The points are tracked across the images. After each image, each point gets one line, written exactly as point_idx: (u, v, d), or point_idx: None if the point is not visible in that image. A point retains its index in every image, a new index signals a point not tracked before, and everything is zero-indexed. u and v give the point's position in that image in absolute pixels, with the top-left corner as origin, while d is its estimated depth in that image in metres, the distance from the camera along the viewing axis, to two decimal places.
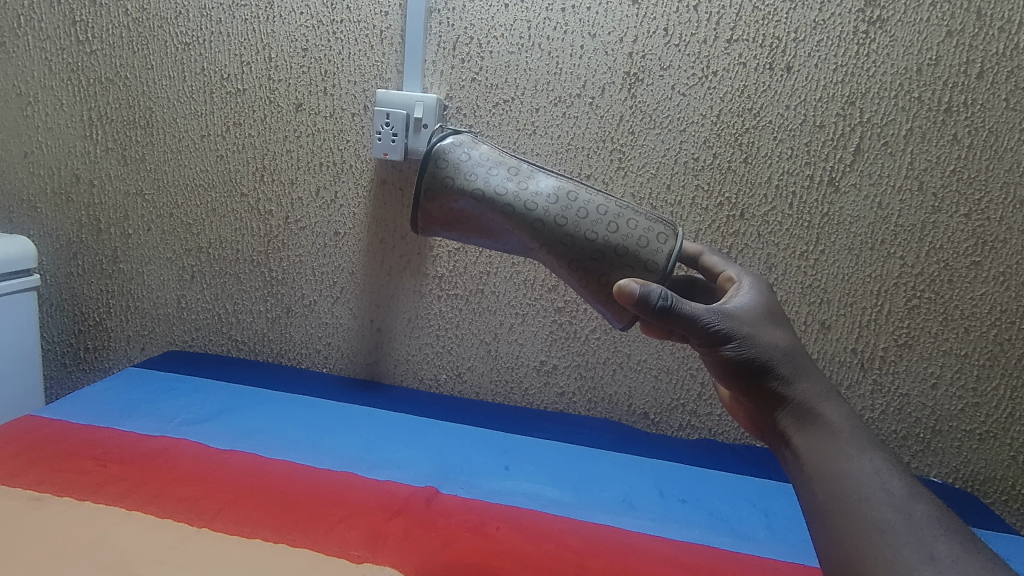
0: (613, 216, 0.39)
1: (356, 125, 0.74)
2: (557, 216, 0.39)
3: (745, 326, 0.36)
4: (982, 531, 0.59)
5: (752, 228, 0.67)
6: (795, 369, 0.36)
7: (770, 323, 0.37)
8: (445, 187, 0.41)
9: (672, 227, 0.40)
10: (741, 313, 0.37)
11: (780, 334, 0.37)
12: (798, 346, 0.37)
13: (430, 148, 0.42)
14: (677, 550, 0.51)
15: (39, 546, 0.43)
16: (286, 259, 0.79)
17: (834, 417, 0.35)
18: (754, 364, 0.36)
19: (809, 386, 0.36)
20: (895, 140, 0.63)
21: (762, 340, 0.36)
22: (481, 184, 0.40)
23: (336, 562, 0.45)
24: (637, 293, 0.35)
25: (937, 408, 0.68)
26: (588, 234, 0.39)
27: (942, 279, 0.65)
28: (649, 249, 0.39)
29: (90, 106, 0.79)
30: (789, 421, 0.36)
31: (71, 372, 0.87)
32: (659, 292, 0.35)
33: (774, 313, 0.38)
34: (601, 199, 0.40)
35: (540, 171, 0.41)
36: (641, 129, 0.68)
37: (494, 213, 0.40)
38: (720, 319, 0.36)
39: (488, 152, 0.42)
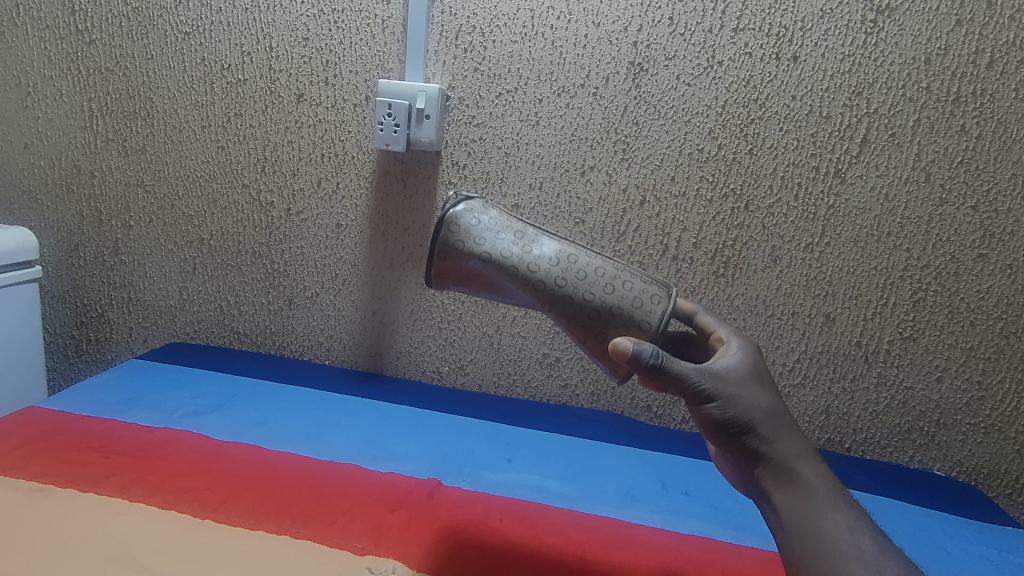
0: (610, 277, 0.40)
1: (358, 116, 0.73)
2: (557, 278, 0.40)
3: (730, 385, 0.38)
4: (984, 523, 0.59)
5: (758, 221, 0.67)
6: (777, 429, 0.38)
7: (754, 383, 0.39)
8: (454, 249, 0.42)
9: (667, 288, 0.40)
10: (726, 372, 0.38)
11: (764, 396, 0.38)
12: (779, 407, 0.39)
13: (441, 214, 0.42)
14: (679, 543, 0.51)
15: (44, 537, 0.44)
16: (288, 251, 0.78)
17: (810, 477, 0.37)
18: (737, 423, 0.37)
19: (788, 446, 0.38)
20: (903, 131, 0.63)
21: (746, 399, 0.38)
22: (487, 247, 0.41)
23: (339, 554, 0.45)
24: (630, 351, 0.36)
25: (942, 401, 0.67)
26: (586, 294, 0.40)
27: (948, 272, 0.64)
28: (643, 310, 0.39)
29: (90, 97, 0.79)
30: (770, 480, 0.37)
31: (73, 364, 0.87)
32: (652, 350, 0.36)
33: (760, 372, 0.40)
34: (600, 261, 0.41)
35: (545, 235, 0.42)
36: (646, 120, 0.67)
37: (499, 274, 0.41)
38: (706, 379, 0.37)
39: (496, 215, 0.42)
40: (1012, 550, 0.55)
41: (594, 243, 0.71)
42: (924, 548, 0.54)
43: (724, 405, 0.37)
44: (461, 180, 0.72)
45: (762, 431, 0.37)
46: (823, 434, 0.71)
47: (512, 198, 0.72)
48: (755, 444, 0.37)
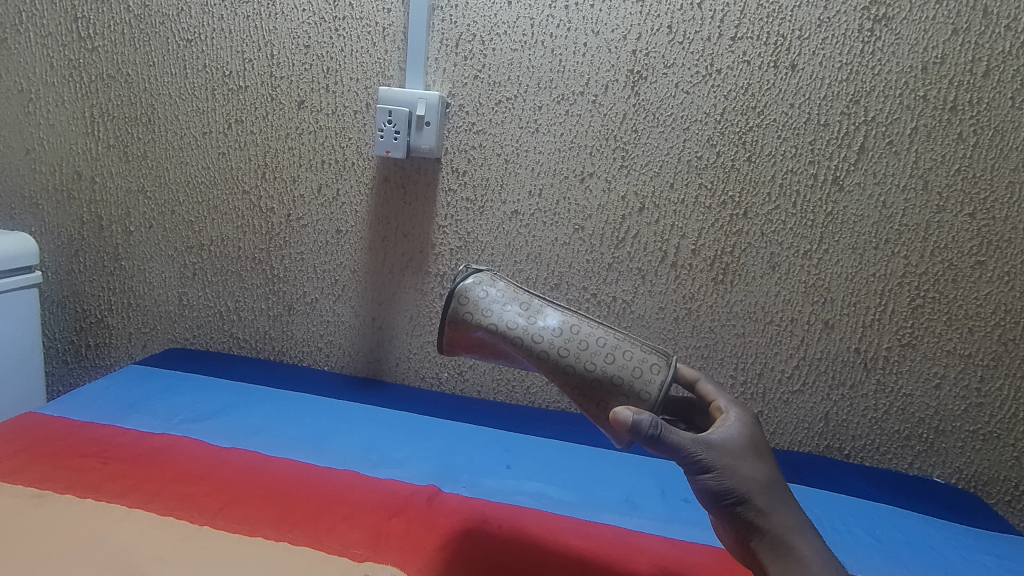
0: (611, 347, 0.42)
1: (359, 123, 0.74)
2: (560, 348, 0.42)
3: (727, 457, 0.40)
4: (983, 531, 0.59)
5: (756, 227, 0.67)
6: (772, 500, 0.40)
7: (750, 454, 0.41)
8: (464, 320, 0.45)
9: (665, 357, 0.43)
10: (723, 443, 0.41)
11: (759, 467, 0.41)
12: (774, 478, 0.41)
13: (452, 287, 0.45)
14: (679, 550, 0.51)
15: (42, 544, 0.43)
16: (288, 257, 0.79)
17: (806, 551, 0.39)
18: (733, 495, 0.40)
19: (783, 519, 0.40)
20: (900, 139, 0.63)
21: (742, 472, 0.40)
22: (494, 318, 0.44)
23: (338, 561, 0.45)
24: (629, 421, 0.38)
25: (941, 408, 0.67)
26: (588, 364, 0.42)
27: (946, 278, 0.65)
28: (643, 379, 0.41)
29: (92, 103, 0.79)
30: (766, 552, 0.40)
31: (72, 369, 0.87)
32: (650, 420, 0.38)
33: (757, 443, 0.42)
34: (601, 332, 0.43)
35: (549, 307, 0.45)
36: (645, 128, 0.68)
37: (506, 344, 0.44)
38: (703, 450, 0.40)
39: (503, 287, 0.45)
40: (1012, 557, 0.55)
41: (594, 249, 0.71)
42: (925, 556, 0.53)
43: (721, 477, 0.40)
44: (461, 187, 0.73)
45: (758, 502, 0.40)
46: (823, 441, 0.71)
47: (512, 205, 0.72)
48: (752, 515, 0.40)
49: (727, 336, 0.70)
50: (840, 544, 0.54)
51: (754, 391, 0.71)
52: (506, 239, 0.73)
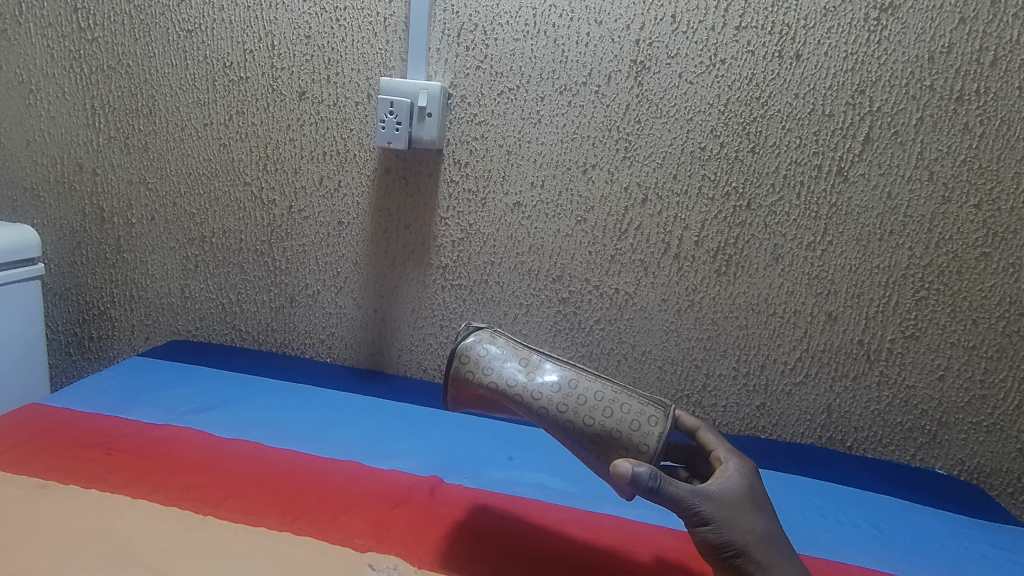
0: (609, 401, 0.44)
1: (360, 114, 0.73)
2: (558, 403, 0.45)
3: (726, 509, 0.40)
4: (986, 523, 0.59)
5: (759, 219, 0.67)
6: (770, 552, 0.40)
7: (748, 506, 0.41)
8: (468, 378, 0.48)
9: (665, 408, 0.44)
10: (722, 495, 0.41)
11: (757, 519, 0.41)
12: (772, 532, 0.41)
13: (454, 348, 0.49)
14: (682, 541, 0.51)
15: (45, 535, 0.43)
16: (290, 249, 0.78)
17: None
18: (732, 547, 0.39)
19: (782, 571, 0.39)
20: (905, 130, 0.63)
21: (741, 524, 0.40)
22: (495, 376, 0.46)
23: (341, 551, 0.45)
24: (629, 473, 0.38)
25: (944, 400, 0.67)
26: (586, 419, 0.44)
27: (951, 270, 0.64)
28: (640, 432, 0.43)
29: (93, 94, 0.79)
30: None
31: (75, 361, 0.87)
32: (649, 472, 0.39)
33: (755, 495, 0.42)
34: (598, 385, 0.45)
35: (548, 362, 0.47)
36: (648, 118, 0.67)
37: (507, 400, 0.46)
38: (701, 501, 0.40)
39: (504, 345, 0.48)
40: (1017, 549, 0.55)
41: (596, 240, 0.71)
42: (928, 549, 0.53)
43: (719, 528, 0.39)
44: (463, 178, 0.72)
45: (757, 554, 0.39)
46: (825, 433, 0.71)
47: (514, 196, 0.72)
48: (750, 568, 0.39)
49: (730, 329, 0.70)
50: (845, 537, 0.54)
51: (757, 383, 0.71)
52: (508, 230, 0.73)
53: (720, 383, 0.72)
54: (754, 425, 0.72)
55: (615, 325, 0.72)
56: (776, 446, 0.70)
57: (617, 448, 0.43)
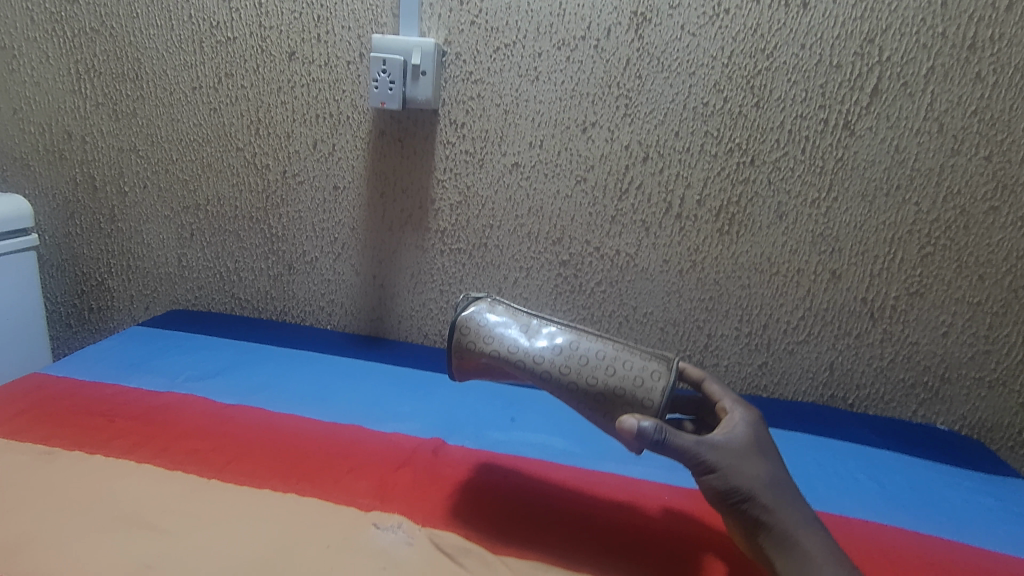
0: (611, 359, 0.44)
1: (352, 74, 0.71)
2: (561, 366, 0.44)
3: (732, 457, 0.40)
4: (986, 476, 0.60)
5: (763, 176, 0.65)
6: (777, 497, 0.40)
7: (753, 453, 0.41)
8: (469, 348, 0.47)
9: (667, 362, 0.44)
10: (728, 443, 0.41)
11: (762, 465, 0.40)
12: (779, 477, 0.41)
13: (453, 320, 0.48)
14: (683, 496, 0.51)
15: (50, 499, 0.44)
16: (285, 215, 0.77)
17: (811, 546, 0.38)
18: (739, 494, 0.39)
19: (788, 514, 0.39)
20: (915, 80, 0.61)
21: (747, 471, 0.40)
22: (496, 343, 0.46)
23: (346, 511, 0.45)
24: (635, 429, 0.38)
25: (947, 356, 0.67)
26: (589, 379, 0.44)
27: (959, 225, 0.63)
28: (644, 388, 0.42)
29: (77, 59, 0.77)
30: (772, 547, 0.39)
31: (76, 332, 0.87)
32: (655, 426, 0.38)
33: (760, 443, 0.42)
34: (600, 344, 0.45)
35: (548, 325, 0.47)
36: (649, 73, 0.65)
37: (510, 366, 0.46)
38: (706, 450, 0.40)
39: (503, 311, 0.48)
40: (1016, 500, 0.56)
41: (596, 201, 0.70)
42: (929, 502, 0.54)
43: (725, 475, 0.39)
44: (460, 139, 0.71)
45: (763, 499, 0.39)
46: (827, 391, 0.71)
47: (512, 157, 0.70)
48: (757, 512, 0.39)
49: (732, 289, 0.69)
50: (846, 490, 0.54)
51: (759, 342, 0.71)
52: (507, 192, 0.71)
53: (722, 343, 0.71)
54: (756, 384, 0.72)
55: (616, 286, 0.72)
56: (777, 404, 0.70)
57: (621, 405, 0.43)
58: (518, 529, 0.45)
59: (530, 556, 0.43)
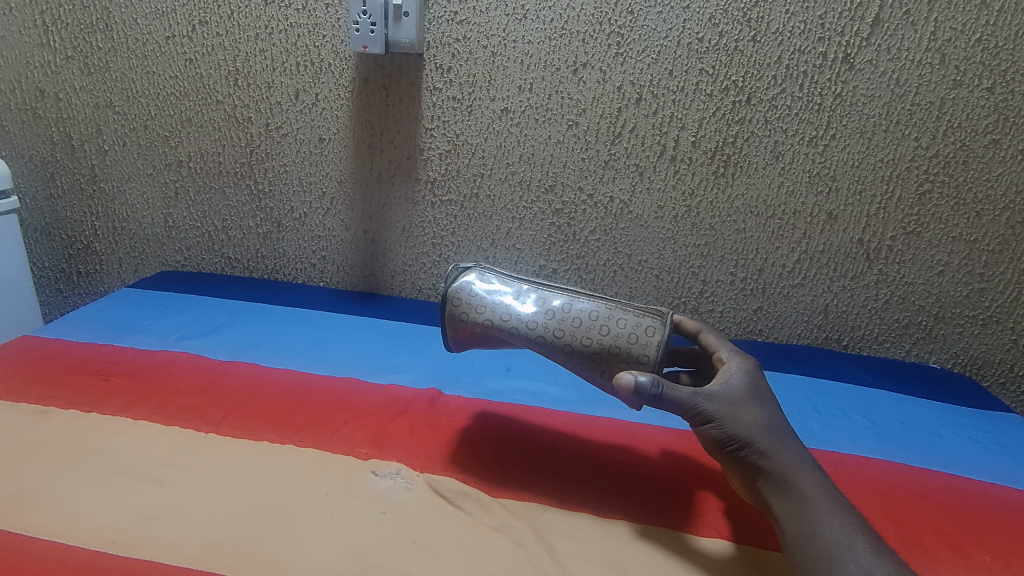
0: (604, 319, 0.43)
1: (332, 18, 0.68)
2: (554, 329, 0.44)
3: (728, 405, 0.40)
4: (977, 411, 0.60)
5: (760, 115, 0.64)
6: (776, 442, 0.39)
7: (751, 401, 0.41)
8: (462, 320, 0.46)
9: (661, 316, 0.43)
10: (724, 393, 0.41)
11: (760, 412, 0.40)
12: (777, 422, 0.40)
13: (444, 293, 0.47)
14: (678, 438, 0.52)
15: (47, 456, 0.44)
16: (271, 170, 0.75)
17: (808, 487, 0.37)
18: (736, 441, 0.39)
19: (786, 458, 0.39)
20: (918, 8, 0.58)
21: (743, 418, 0.40)
22: (489, 313, 0.45)
23: (343, 459, 0.46)
24: (631, 384, 0.39)
25: (941, 295, 0.67)
26: (583, 340, 0.43)
27: (958, 160, 0.62)
28: (639, 344, 0.42)
29: (42, 9, 0.73)
30: (769, 490, 0.38)
31: (67, 297, 0.86)
32: (651, 380, 0.39)
33: (758, 391, 0.42)
34: (592, 305, 0.44)
35: (539, 291, 0.46)
36: (642, 8, 0.62)
37: (504, 334, 0.45)
38: (703, 400, 0.40)
39: (494, 279, 0.47)
40: (1004, 433, 0.57)
41: (589, 146, 0.68)
42: (919, 437, 0.55)
43: (722, 424, 0.39)
44: (446, 85, 0.68)
45: (761, 444, 0.39)
46: (822, 333, 0.71)
47: (502, 102, 0.68)
48: (754, 458, 0.39)
49: (728, 233, 0.68)
50: (838, 428, 0.55)
51: (754, 287, 0.70)
52: (497, 139, 0.69)
53: (718, 289, 0.71)
54: (751, 329, 0.72)
55: (611, 234, 0.71)
56: (773, 348, 0.70)
57: (617, 363, 0.43)
58: (515, 473, 0.46)
59: (527, 498, 0.43)
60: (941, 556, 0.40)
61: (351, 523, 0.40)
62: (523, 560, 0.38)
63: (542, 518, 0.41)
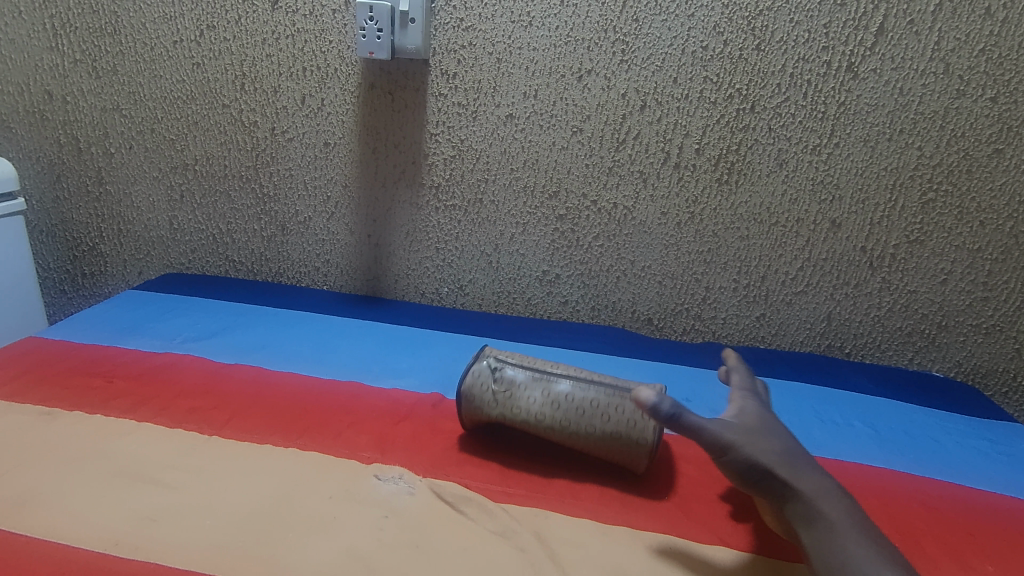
0: None
1: (338, 23, 0.69)
2: None
3: (749, 434, 0.39)
4: (980, 421, 0.60)
5: (763, 122, 0.64)
6: (794, 470, 0.38)
7: (768, 431, 0.40)
8: (476, 375, 0.47)
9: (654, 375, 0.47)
10: (742, 423, 0.40)
11: (779, 442, 0.39)
12: (795, 451, 0.40)
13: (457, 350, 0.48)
14: (681, 446, 0.51)
15: (52, 457, 0.44)
16: (276, 174, 0.76)
17: (835, 515, 0.36)
18: (761, 470, 0.38)
19: (813, 486, 0.37)
20: (922, 17, 0.58)
21: (764, 445, 0.39)
22: (499, 404, 0.47)
23: (346, 463, 0.46)
24: (651, 403, 0.38)
25: (945, 304, 0.67)
26: None
27: (961, 169, 0.62)
28: None
29: (52, 13, 0.74)
30: (797, 518, 0.37)
31: (71, 299, 0.86)
32: (671, 402, 0.38)
33: (772, 423, 0.41)
34: None
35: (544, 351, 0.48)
36: (647, 16, 0.63)
37: (517, 390, 0.46)
38: (723, 427, 0.39)
39: (505, 370, 0.48)
40: (1006, 442, 0.57)
41: (593, 152, 0.68)
42: (921, 445, 0.55)
43: (740, 452, 0.38)
44: (452, 91, 0.69)
45: (782, 472, 0.37)
46: (824, 341, 0.71)
47: (506, 108, 0.68)
48: (781, 487, 0.37)
49: (731, 240, 0.69)
50: (840, 437, 0.55)
51: (757, 294, 0.70)
52: (502, 145, 0.70)
53: (720, 296, 0.71)
54: (754, 336, 0.72)
55: (614, 240, 0.71)
56: (776, 355, 0.70)
57: None
58: (517, 479, 0.46)
59: (530, 504, 0.43)
60: (944, 564, 0.40)
61: (355, 527, 0.40)
62: (525, 566, 0.38)
63: (544, 524, 0.41)
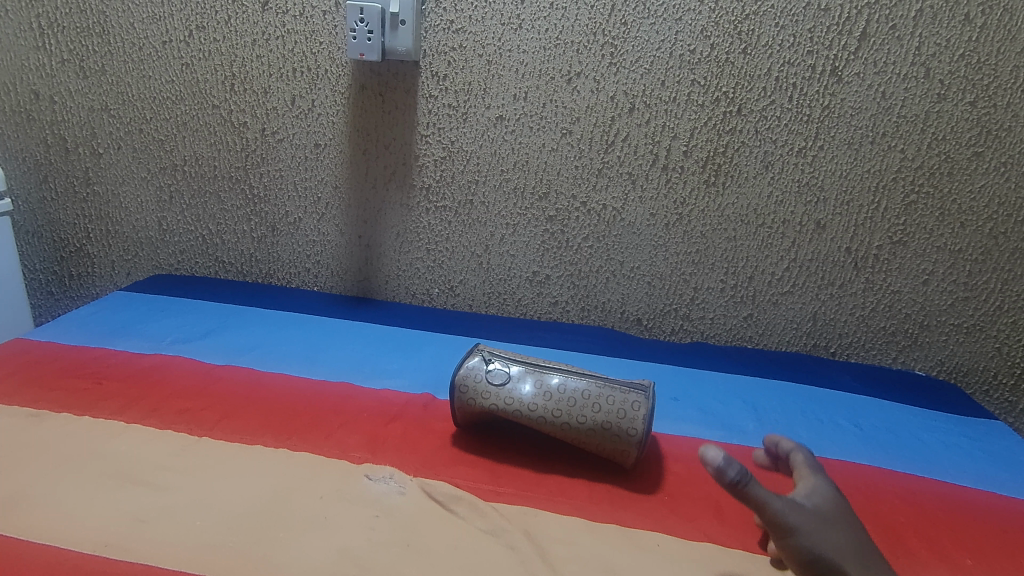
0: (595, 397, 0.46)
1: (328, 24, 0.69)
2: (553, 410, 0.46)
3: (818, 522, 0.37)
4: (961, 418, 0.61)
5: (750, 125, 0.65)
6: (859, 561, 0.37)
7: (837, 522, 0.38)
8: (469, 403, 0.48)
9: (644, 391, 0.47)
10: (813, 508, 0.38)
11: (846, 537, 0.37)
12: (861, 547, 0.38)
13: (452, 377, 0.49)
14: (669, 444, 0.52)
15: (41, 458, 0.44)
16: (266, 174, 0.76)
17: None
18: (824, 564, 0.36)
19: None
20: (904, 23, 0.60)
21: (831, 539, 0.37)
22: (494, 397, 0.47)
23: (337, 463, 0.46)
24: (717, 463, 0.35)
25: (927, 303, 0.68)
26: (579, 417, 0.46)
27: (942, 172, 0.63)
28: (628, 420, 0.45)
29: (38, 13, 0.73)
30: None
31: (58, 300, 0.86)
32: (738, 470, 0.35)
33: (842, 512, 0.39)
34: (583, 384, 0.47)
35: (535, 371, 0.48)
36: (635, 20, 0.63)
37: (509, 415, 0.47)
38: (793, 511, 0.37)
39: (498, 364, 0.48)
40: (986, 438, 0.58)
41: (583, 154, 0.69)
42: (903, 442, 0.56)
43: (805, 539, 0.36)
44: (442, 92, 0.69)
45: (850, 569, 0.36)
46: (810, 340, 0.72)
47: (496, 110, 0.69)
48: None
49: (719, 241, 0.69)
50: (825, 435, 0.56)
51: (745, 294, 0.71)
52: (492, 147, 0.70)
53: (708, 296, 0.72)
54: (741, 335, 0.73)
55: (603, 241, 0.71)
56: (763, 355, 0.71)
57: None
58: (507, 478, 0.46)
59: (520, 502, 0.44)
60: (928, 560, 0.41)
61: (346, 527, 0.40)
62: (516, 564, 0.38)
63: (535, 521, 0.42)
